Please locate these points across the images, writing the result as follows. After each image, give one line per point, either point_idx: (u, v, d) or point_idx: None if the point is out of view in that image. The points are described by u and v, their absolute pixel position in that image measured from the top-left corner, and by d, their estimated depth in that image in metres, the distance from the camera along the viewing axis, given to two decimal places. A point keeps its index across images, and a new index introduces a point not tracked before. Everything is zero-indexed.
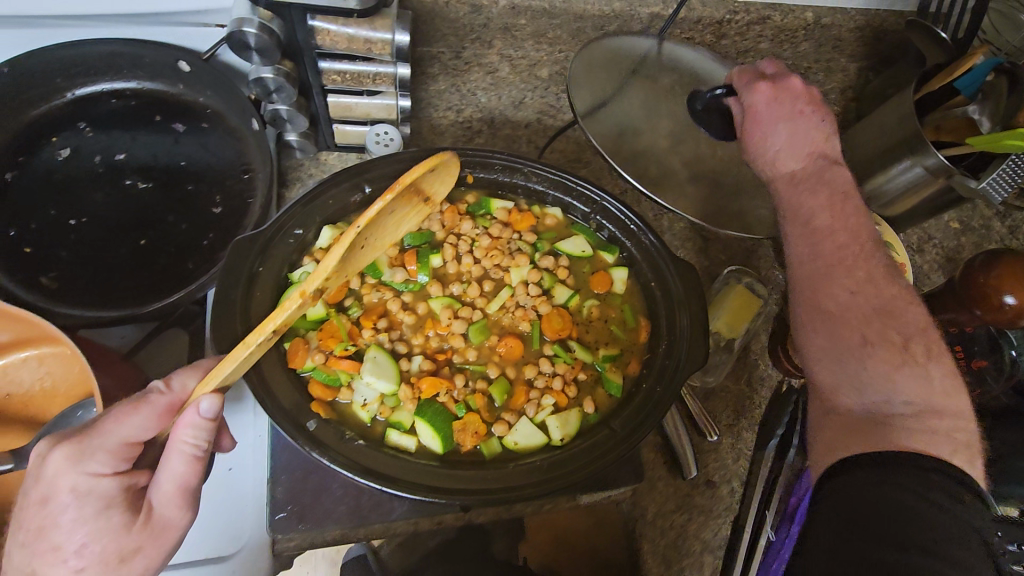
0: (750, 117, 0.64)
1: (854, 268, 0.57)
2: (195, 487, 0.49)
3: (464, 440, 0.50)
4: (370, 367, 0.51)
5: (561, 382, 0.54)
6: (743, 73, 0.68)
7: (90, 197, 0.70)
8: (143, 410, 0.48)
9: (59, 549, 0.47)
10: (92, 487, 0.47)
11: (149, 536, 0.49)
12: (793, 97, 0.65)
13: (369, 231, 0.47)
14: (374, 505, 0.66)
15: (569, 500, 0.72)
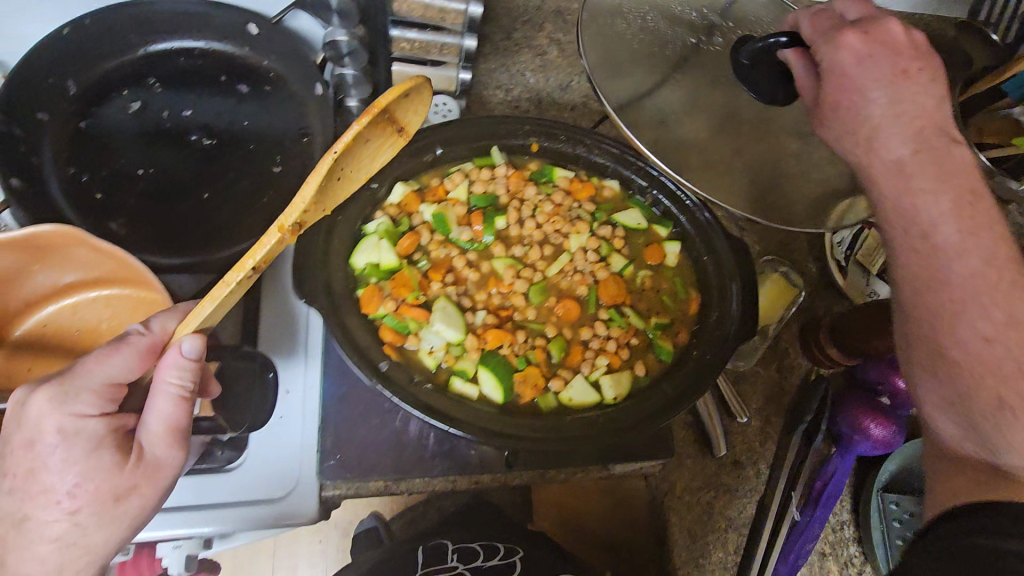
0: (834, 81, 0.53)
1: (992, 307, 0.46)
2: (185, 425, 0.51)
3: (524, 392, 0.53)
4: (439, 316, 0.53)
5: (614, 345, 0.57)
6: (819, 16, 0.56)
7: (157, 149, 0.72)
8: (122, 351, 0.50)
9: (51, 491, 0.48)
10: (80, 429, 0.48)
11: (142, 475, 0.50)
12: (893, 49, 0.52)
13: (348, 159, 0.48)
14: (416, 461, 0.68)
15: (601, 469, 0.74)
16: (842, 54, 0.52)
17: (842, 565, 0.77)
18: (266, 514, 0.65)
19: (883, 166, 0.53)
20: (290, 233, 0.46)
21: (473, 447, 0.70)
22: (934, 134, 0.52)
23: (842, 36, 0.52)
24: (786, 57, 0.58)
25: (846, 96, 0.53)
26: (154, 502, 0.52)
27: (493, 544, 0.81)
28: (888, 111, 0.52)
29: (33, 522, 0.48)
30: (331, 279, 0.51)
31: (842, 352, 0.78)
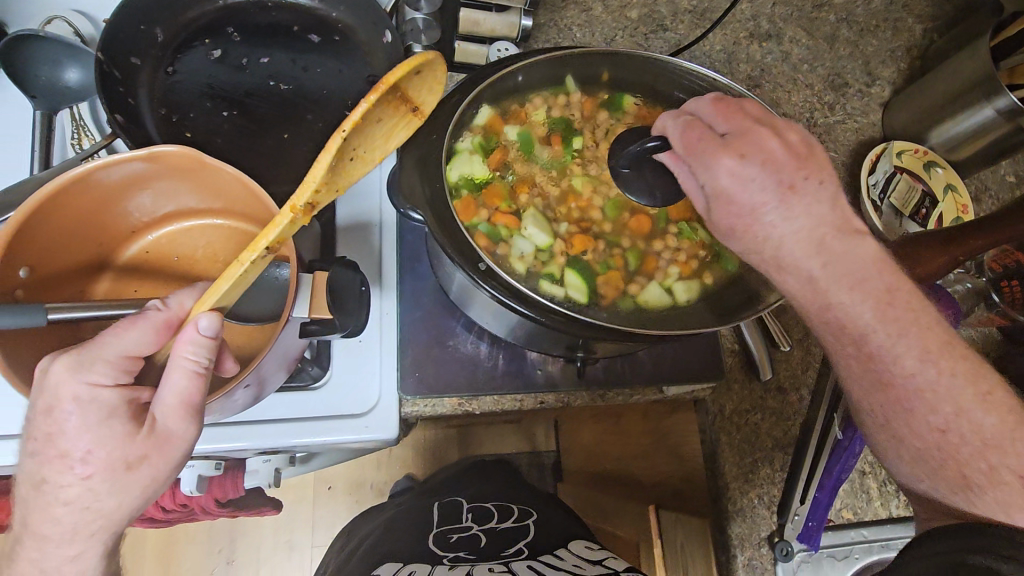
0: (719, 200, 0.52)
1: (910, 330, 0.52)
2: (198, 402, 0.49)
3: (607, 291, 0.57)
4: (530, 222, 0.57)
5: (686, 255, 0.60)
6: (691, 129, 0.52)
7: (238, 91, 0.77)
8: (139, 325, 0.49)
9: (67, 455, 0.47)
10: (94, 396, 0.47)
11: (153, 446, 0.48)
12: (762, 176, 0.51)
13: (358, 139, 0.49)
14: (487, 379, 0.74)
15: (656, 392, 0.80)
16: (723, 181, 0.51)
17: (880, 484, 0.82)
18: (351, 427, 0.69)
19: (806, 262, 0.52)
20: (302, 214, 0.47)
21: (539, 367, 0.75)
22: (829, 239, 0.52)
23: (715, 160, 0.50)
24: (665, 160, 0.55)
25: (741, 217, 0.52)
26: (163, 476, 0.50)
27: (506, 505, 0.96)
28: (787, 225, 0.51)
29: (50, 484, 0.48)
30: (429, 194, 0.55)
31: None
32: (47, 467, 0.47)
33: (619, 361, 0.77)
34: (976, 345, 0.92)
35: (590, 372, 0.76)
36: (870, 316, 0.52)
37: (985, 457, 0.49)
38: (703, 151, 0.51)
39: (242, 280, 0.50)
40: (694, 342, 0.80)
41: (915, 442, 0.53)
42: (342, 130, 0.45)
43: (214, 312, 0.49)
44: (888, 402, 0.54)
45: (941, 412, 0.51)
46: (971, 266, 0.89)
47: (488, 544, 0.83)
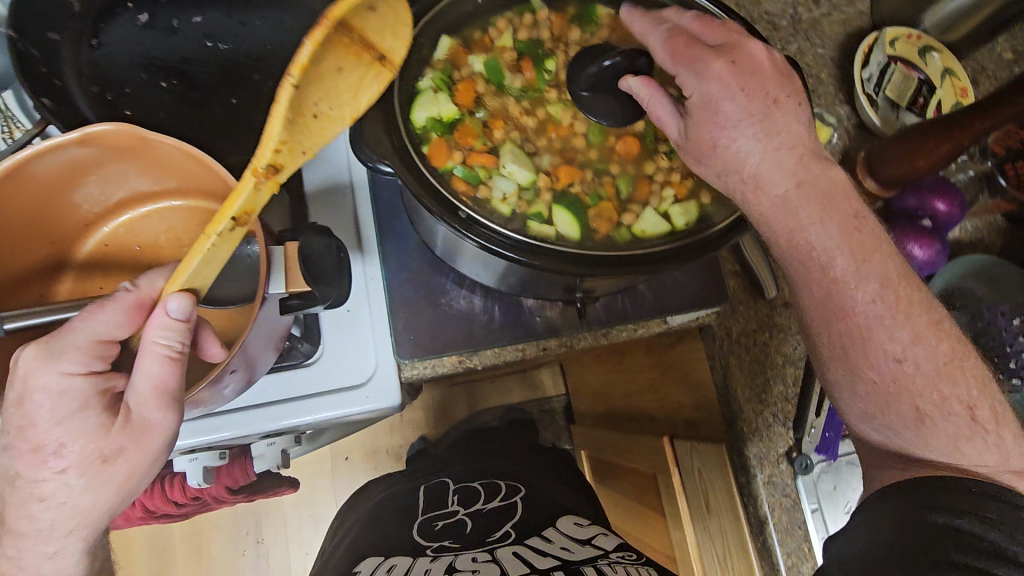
0: (705, 111, 0.49)
1: (884, 263, 0.51)
2: (175, 388, 0.47)
3: (599, 225, 0.53)
4: (508, 158, 0.51)
5: (680, 175, 0.56)
6: (674, 37, 0.50)
7: (174, 55, 0.70)
8: (109, 308, 0.46)
9: (39, 449, 0.44)
10: (67, 384, 0.44)
11: (129, 438, 0.45)
12: (746, 86, 0.48)
13: (317, 91, 0.43)
14: (485, 332, 0.71)
15: (659, 324, 0.77)
16: (704, 89, 0.48)
17: None
18: (350, 399, 0.67)
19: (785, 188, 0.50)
20: (265, 176, 0.43)
21: (537, 313, 0.72)
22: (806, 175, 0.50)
23: (708, 66, 0.48)
24: (635, 88, 0.49)
25: (721, 131, 0.50)
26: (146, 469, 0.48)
27: (492, 484, 0.96)
28: (762, 145, 0.50)
29: (25, 479, 0.45)
30: (398, 141, 0.50)
31: (880, 183, 0.82)
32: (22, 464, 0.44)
33: (619, 297, 0.74)
34: (983, 236, 0.89)
35: (590, 312, 0.73)
36: (836, 236, 0.51)
37: (939, 386, 0.51)
38: (697, 55, 0.49)
39: (212, 259, 0.46)
40: (698, 266, 0.77)
41: (871, 375, 0.53)
42: (292, 78, 0.40)
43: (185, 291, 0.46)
44: (848, 330, 0.52)
45: (900, 340, 0.51)
46: (976, 150, 0.88)
47: (472, 530, 0.83)
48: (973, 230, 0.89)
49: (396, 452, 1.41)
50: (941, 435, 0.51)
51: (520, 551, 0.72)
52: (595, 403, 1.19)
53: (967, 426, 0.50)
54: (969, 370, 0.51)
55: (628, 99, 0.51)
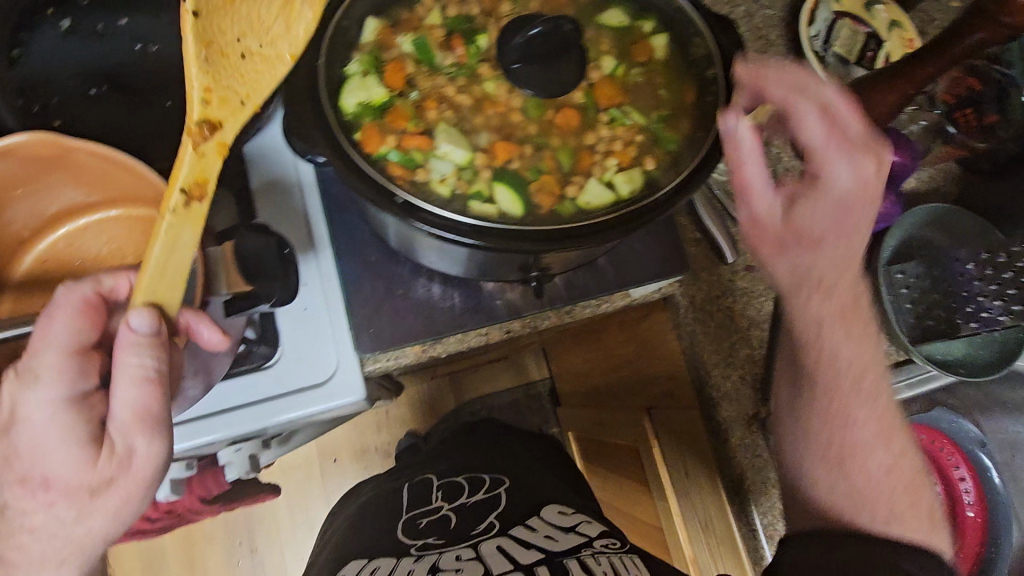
0: (813, 197, 0.53)
1: (874, 385, 0.62)
2: (157, 411, 0.45)
3: (542, 200, 0.52)
4: (442, 137, 0.51)
5: (622, 144, 0.55)
6: (825, 123, 0.51)
7: (104, 60, 0.68)
8: (62, 317, 0.45)
9: (28, 479, 0.44)
10: (44, 408, 0.44)
11: (116, 467, 0.45)
12: (859, 198, 0.52)
13: (234, 24, 0.44)
14: (447, 320, 0.70)
15: (621, 296, 0.78)
16: (832, 182, 0.52)
17: None
18: (314, 398, 0.66)
19: (839, 291, 0.57)
20: (199, 132, 0.45)
21: (498, 296, 0.71)
22: (853, 281, 0.58)
23: (850, 163, 0.51)
24: (749, 139, 0.50)
25: (800, 224, 0.54)
26: (136, 498, 0.46)
27: (478, 478, 0.96)
28: (837, 249, 0.54)
29: (13, 510, 0.45)
30: (327, 129, 0.48)
31: None
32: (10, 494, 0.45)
33: (579, 274, 0.74)
34: (938, 184, 0.91)
35: (551, 291, 0.73)
36: (851, 348, 0.61)
37: (901, 495, 0.63)
38: (844, 149, 0.51)
39: (170, 263, 0.45)
40: (658, 235, 0.77)
41: (857, 478, 0.63)
42: (190, 6, 0.42)
43: (144, 304, 0.44)
44: (846, 430, 0.63)
45: (882, 455, 0.63)
46: (924, 100, 0.89)
47: (457, 523, 0.83)
48: (929, 179, 0.91)
49: (385, 448, 1.41)
50: (903, 525, 0.61)
51: (505, 544, 0.71)
52: (580, 383, 1.20)
53: (922, 523, 0.62)
54: (915, 484, 0.64)
55: (568, 69, 0.51)
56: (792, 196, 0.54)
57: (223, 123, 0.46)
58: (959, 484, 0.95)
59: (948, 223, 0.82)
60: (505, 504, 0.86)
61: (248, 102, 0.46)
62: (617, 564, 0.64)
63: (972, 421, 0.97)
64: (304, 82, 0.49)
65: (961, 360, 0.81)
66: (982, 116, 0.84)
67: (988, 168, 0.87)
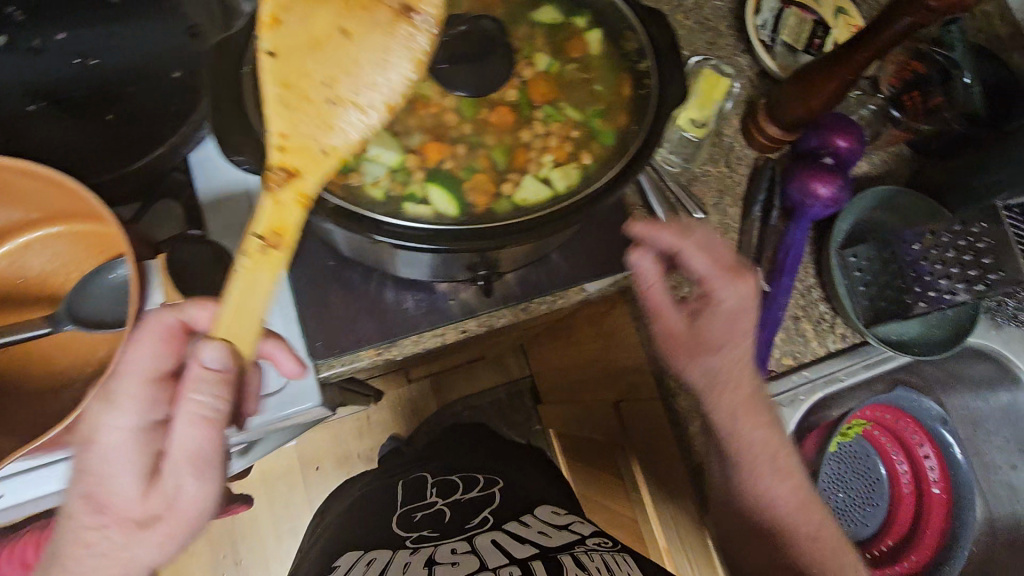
0: (705, 316, 0.66)
1: (787, 465, 0.70)
2: (210, 453, 0.47)
3: (476, 198, 0.52)
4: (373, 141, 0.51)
5: (557, 140, 0.56)
6: (706, 253, 0.65)
7: (42, 76, 0.68)
8: (147, 339, 0.50)
9: (90, 500, 0.47)
10: (117, 435, 0.47)
11: (165, 505, 0.47)
12: (744, 312, 0.66)
13: (318, 66, 0.45)
14: (401, 323, 0.70)
15: (578, 292, 0.77)
16: (719, 303, 0.65)
17: (815, 324, 0.83)
18: (270, 406, 0.66)
19: (741, 387, 0.68)
20: (283, 173, 0.44)
21: (451, 296, 0.71)
22: (754, 375, 0.69)
23: (728, 287, 0.65)
24: (639, 265, 0.67)
25: (699, 338, 0.67)
26: (178, 539, 0.49)
27: (472, 477, 0.97)
28: (728, 357, 0.67)
29: (70, 529, 0.48)
30: (253, 136, 0.48)
31: (781, 127, 0.83)
32: (67, 518, 0.48)
33: (534, 271, 0.74)
34: (890, 167, 0.92)
35: (505, 289, 0.73)
36: (762, 435, 0.69)
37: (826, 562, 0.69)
38: (720, 276, 0.64)
39: (243, 306, 0.44)
40: (611, 230, 0.78)
41: (784, 547, 0.70)
42: (267, 42, 0.44)
43: (219, 340, 0.44)
44: (770, 510, 0.69)
45: (804, 525, 0.70)
46: (867, 86, 0.89)
47: (451, 518, 0.84)
48: (881, 163, 0.92)
49: (367, 453, 1.41)
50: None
51: (500, 538, 0.72)
52: (557, 378, 1.21)
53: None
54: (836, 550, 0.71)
55: (488, 69, 0.50)
56: (694, 311, 0.68)
57: (307, 164, 0.45)
58: (925, 461, 0.99)
59: (896, 205, 0.84)
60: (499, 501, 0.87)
61: (335, 145, 0.45)
62: (609, 560, 0.65)
63: (934, 399, 0.99)
64: (229, 89, 0.48)
65: (916, 339, 0.82)
66: (927, 99, 0.85)
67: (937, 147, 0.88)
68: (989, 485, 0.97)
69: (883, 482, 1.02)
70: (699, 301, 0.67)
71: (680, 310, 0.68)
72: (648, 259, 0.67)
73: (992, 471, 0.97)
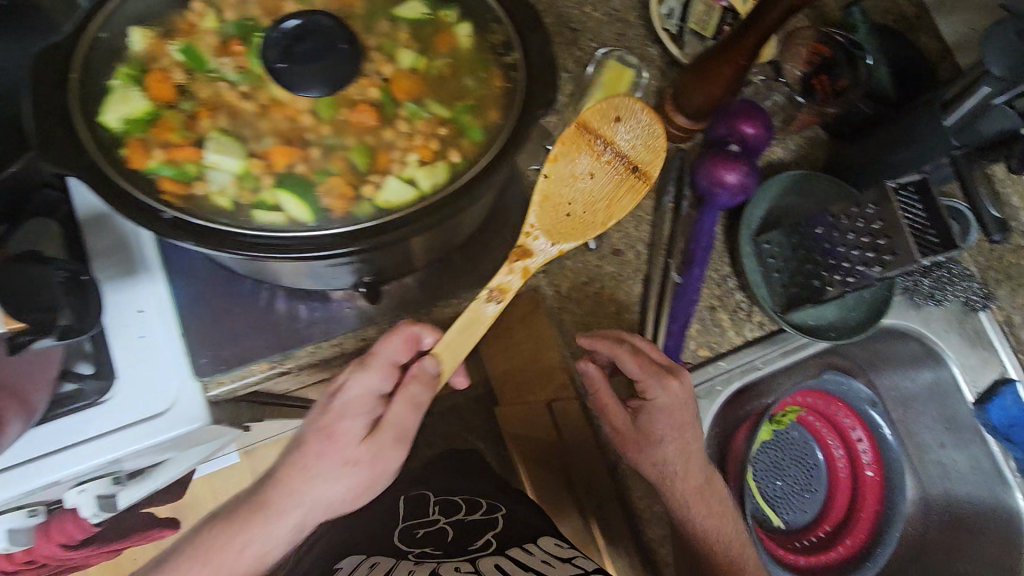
0: (649, 413, 0.72)
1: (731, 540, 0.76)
2: (410, 430, 0.62)
3: (332, 202, 0.50)
4: (212, 145, 0.48)
5: (422, 138, 0.53)
6: (639, 356, 0.70)
7: None
8: (395, 335, 0.61)
9: (325, 432, 0.60)
10: (364, 393, 0.61)
11: (370, 455, 0.61)
12: (678, 408, 0.72)
13: (570, 194, 0.67)
14: (293, 333, 0.68)
15: (484, 293, 0.75)
16: (654, 402, 0.71)
17: (731, 313, 0.82)
18: (152, 429, 0.64)
19: (690, 478, 0.73)
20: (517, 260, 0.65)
21: (346, 304, 0.69)
22: (702, 465, 0.75)
23: (666, 384, 0.70)
24: (589, 374, 0.72)
25: (645, 437, 0.72)
26: (370, 488, 0.62)
27: (476, 499, 0.94)
28: (671, 447, 0.72)
29: (301, 453, 0.61)
30: (79, 146, 0.45)
31: (690, 118, 0.81)
32: (298, 454, 0.61)
33: (434, 273, 0.72)
34: (806, 152, 0.90)
35: (403, 293, 0.71)
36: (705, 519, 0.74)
37: None
38: (657, 375, 0.70)
39: (459, 329, 0.62)
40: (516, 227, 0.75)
41: None
42: (546, 169, 0.67)
43: (435, 355, 0.61)
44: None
45: None
46: (768, 70, 0.86)
47: (454, 539, 0.83)
48: (797, 148, 0.90)
49: None
50: None
51: (501, 563, 0.69)
52: (502, 380, 1.20)
53: None
54: None
55: (328, 66, 0.47)
56: (636, 409, 0.73)
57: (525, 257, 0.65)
58: (857, 445, 1.00)
59: (806, 186, 0.84)
60: (505, 523, 0.83)
61: (558, 244, 0.67)
62: None
63: (863, 380, 0.99)
64: (49, 97, 0.45)
65: (832, 323, 0.81)
66: (834, 82, 0.85)
67: (850, 132, 0.87)
68: (921, 461, 0.97)
69: (820, 467, 1.01)
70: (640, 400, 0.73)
71: (624, 408, 0.73)
72: (594, 365, 0.72)
73: (923, 450, 0.97)
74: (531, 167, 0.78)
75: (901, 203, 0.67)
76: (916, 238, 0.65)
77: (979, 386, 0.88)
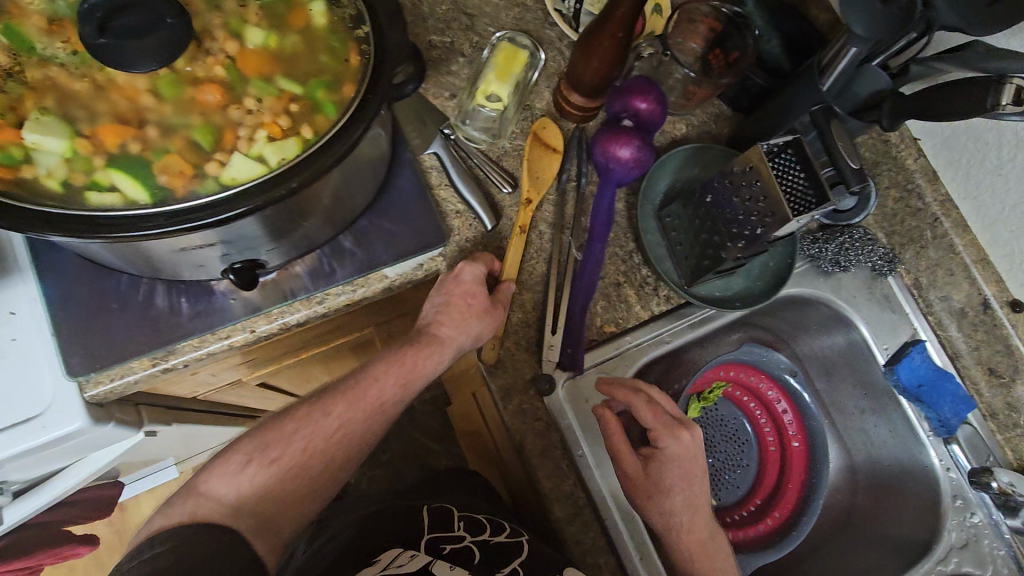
0: (658, 462, 0.73)
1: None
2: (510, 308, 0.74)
3: (169, 180, 0.49)
4: (32, 126, 0.47)
5: (271, 115, 0.52)
6: (652, 406, 0.74)
7: None
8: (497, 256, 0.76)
9: (462, 295, 0.70)
10: (477, 276, 0.71)
11: (492, 315, 0.72)
12: (689, 460, 0.74)
13: (536, 171, 0.78)
14: (173, 327, 0.66)
15: (379, 279, 0.73)
16: (665, 451, 0.73)
17: (638, 288, 0.82)
18: (26, 433, 0.61)
19: (693, 530, 0.73)
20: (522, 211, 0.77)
21: (231, 296, 0.68)
22: (707, 517, 0.75)
23: (677, 434, 0.73)
24: (603, 418, 0.73)
25: (655, 488, 0.72)
26: (488, 339, 0.74)
27: (501, 524, 0.78)
28: (675, 497, 0.72)
29: (442, 312, 0.70)
30: None
31: (584, 97, 0.80)
32: (444, 309, 0.70)
33: (324, 259, 0.71)
34: (710, 126, 0.90)
35: (291, 284, 0.70)
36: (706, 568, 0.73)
37: None
38: (669, 425, 0.73)
39: (516, 252, 0.77)
40: (410, 211, 0.74)
41: None
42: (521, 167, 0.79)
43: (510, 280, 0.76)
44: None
45: None
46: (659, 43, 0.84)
47: (481, 563, 0.67)
48: (700, 124, 0.90)
49: None
50: None
51: None
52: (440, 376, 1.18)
53: None
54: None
55: (159, 41, 0.47)
56: (646, 457, 0.74)
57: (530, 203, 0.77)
58: (782, 416, 1.01)
59: (703, 153, 0.85)
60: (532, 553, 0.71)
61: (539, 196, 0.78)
62: None
63: (785, 351, 0.99)
64: None
65: (737, 294, 0.82)
66: (727, 55, 0.86)
67: (747, 104, 0.88)
68: (844, 427, 0.98)
69: (751, 441, 1.01)
70: (649, 449, 0.75)
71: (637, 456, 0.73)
72: (610, 409, 0.74)
73: (844, 415, 0.97)
74: (427, 151, 0.77)
75: (778, 168, 0.68)
76: (789, 198, 0.67)
77: (890, 348, 0.89)
